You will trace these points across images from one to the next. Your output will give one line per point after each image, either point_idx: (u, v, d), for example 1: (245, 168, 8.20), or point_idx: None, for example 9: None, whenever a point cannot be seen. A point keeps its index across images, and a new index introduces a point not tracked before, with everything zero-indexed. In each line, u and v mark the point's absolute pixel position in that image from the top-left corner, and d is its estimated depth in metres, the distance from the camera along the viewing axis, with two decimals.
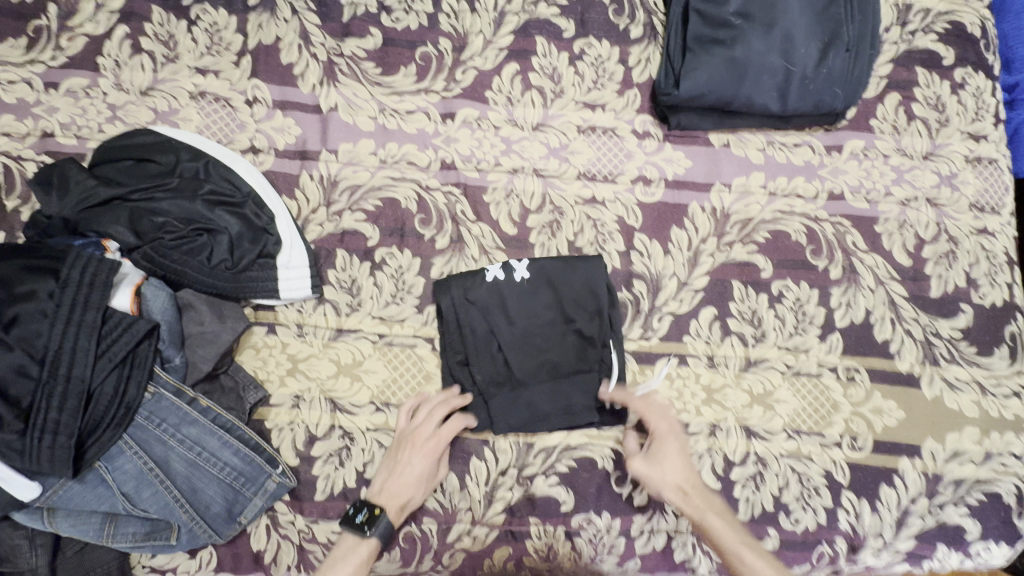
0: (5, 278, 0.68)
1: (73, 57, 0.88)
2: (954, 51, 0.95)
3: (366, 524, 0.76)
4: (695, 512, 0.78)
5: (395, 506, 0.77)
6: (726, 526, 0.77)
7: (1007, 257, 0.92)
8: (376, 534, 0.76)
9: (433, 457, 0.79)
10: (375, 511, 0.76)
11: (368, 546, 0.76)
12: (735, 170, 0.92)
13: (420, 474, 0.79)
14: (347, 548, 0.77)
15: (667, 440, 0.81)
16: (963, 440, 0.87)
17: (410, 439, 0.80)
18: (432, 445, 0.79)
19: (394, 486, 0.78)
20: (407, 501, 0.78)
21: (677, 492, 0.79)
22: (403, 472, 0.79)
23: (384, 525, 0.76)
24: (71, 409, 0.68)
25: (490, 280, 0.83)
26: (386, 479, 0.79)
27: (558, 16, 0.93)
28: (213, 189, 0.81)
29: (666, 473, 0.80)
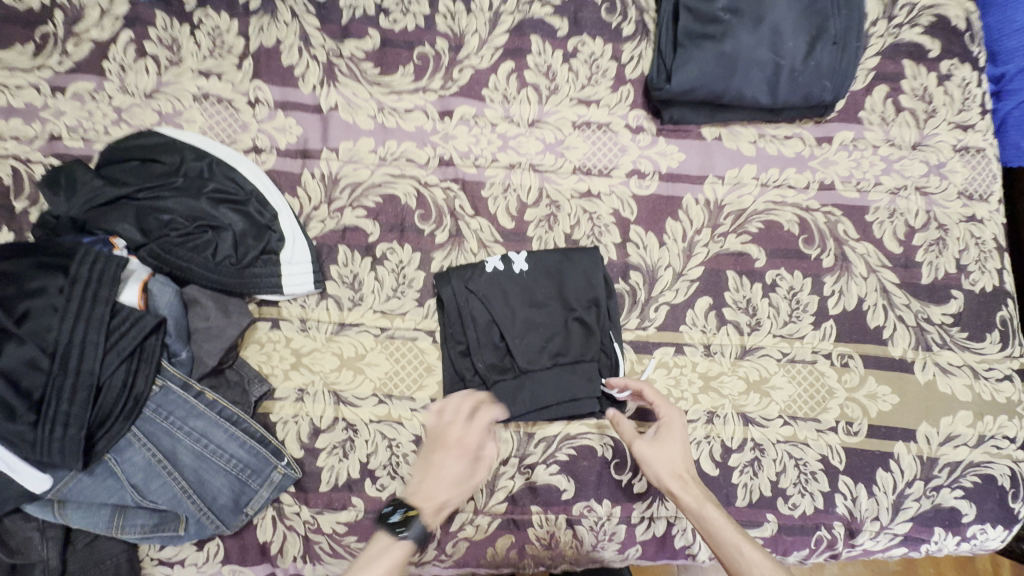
0: (17, 275, 0.70)
1: (79, 62, 0.91)
2: (940, 43, 0.97)
3: (401, 524, 0.71)
4: (694, 501, 0.74)
5: (432, 507, 0.73)
6: (726, 520, 0.73)
7: (996, 244, 0.93)
8: (412, 535, 0.70)
9: (470, 452, 0.77)
10: (411, 512, 0.72)
11: (400, 549, 0.70)
12: (727, 162, 0.94)
13: (457, 472, 0.76)
14: (378, 552, 0.70)
15: (674, 425, 0.79)
16: (956, 424, 0.89)
17: (445, 436, 0.78)
18: (468, 440, 0.78)
19: (430, 485, 0.75)
20: (444, 501, 0.74)
21: (677, 480, 0.76)
22: (440, 470, 0.76)
23: (420, 525, 0.71)
24: (81, 401, 0.70)
25: (490, 270, 0.86)
26: (421, 479, 0.76)
27: (552, 15, 0.95)
28: (217, 188, 0.83)
29: (666, 458, 0.77)
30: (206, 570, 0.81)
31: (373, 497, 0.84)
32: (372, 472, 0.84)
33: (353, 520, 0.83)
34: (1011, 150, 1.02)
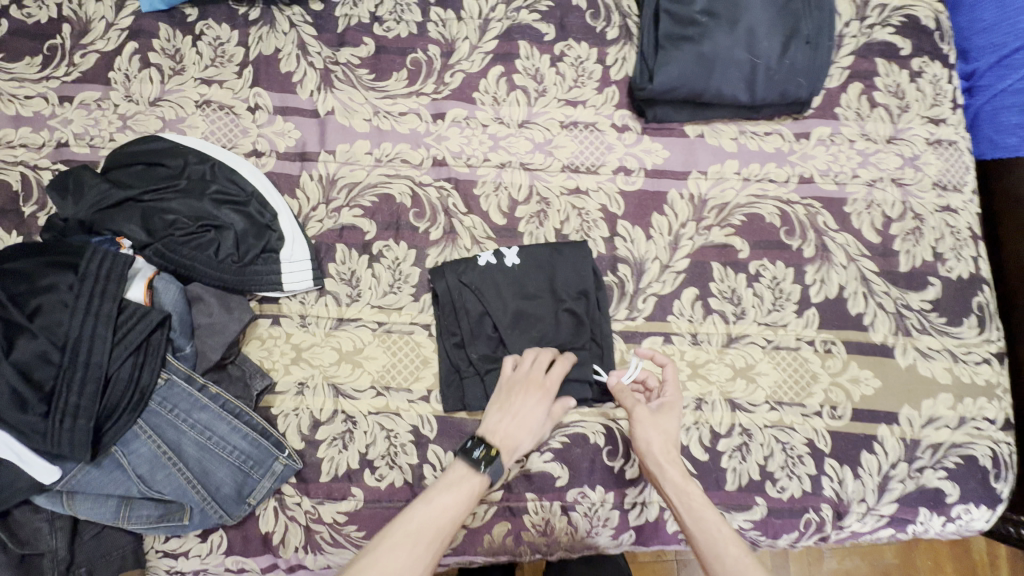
0: (29, 273, 0.74)
1: (86, 73, 0.94)
2: (911, 42, 1.01)
3: (483, 461, 0.76)
4: (678, 477, 0.77)
5: (506, 448, 0.78)
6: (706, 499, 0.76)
7: (971, 232, 0.97)
8: (490, 473, 0.76)
9: (548, 405, 0.81)
10: (492, 451, 0.76)
11: (478, 483, 0.76)
12: (710, 158, 0.97)
13: (534, 421, 0.80)
14: (457, 479, 0.76)
15: (675, 404, 0.83)
16: (937, 407, 0.92)
17: (524, 385, 0.82)
18: (547, 392, 0.81)
19: (509, 428, 0.79)
20: (517, 445, 0.79)
21: (668, 453, 0.79)
22: (520, 415, 0.80)
23: (498, 465, 0.76)
24: (90, 393, 0.73)
25: (482, 265, 0.89)
26: (500, 420, 0.79)
27: (539, 21, 0.99)
28: (219, 189, 0.87)
29: (663, 432, 0.80)
30: (210, 562, 0.83)
31: (372, 487, 0.86)
32: (371, 463, 0.86)
33: (352, 510, 0.85)
34: (984, 143, 1.06)
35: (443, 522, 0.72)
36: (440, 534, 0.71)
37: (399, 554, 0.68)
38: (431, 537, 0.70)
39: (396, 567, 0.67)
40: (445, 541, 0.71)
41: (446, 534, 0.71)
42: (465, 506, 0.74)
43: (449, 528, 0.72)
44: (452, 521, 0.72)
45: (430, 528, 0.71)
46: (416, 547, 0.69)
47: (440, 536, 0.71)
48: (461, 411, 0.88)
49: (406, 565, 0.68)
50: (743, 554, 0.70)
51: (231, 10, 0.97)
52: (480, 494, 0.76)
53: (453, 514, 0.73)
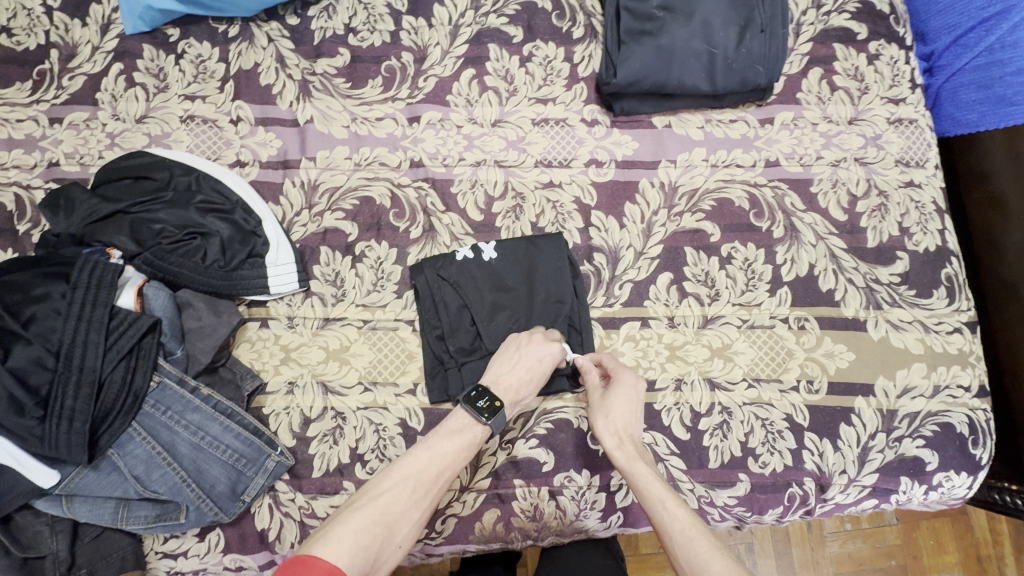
0: (24, 284, 0.78)
1: (74, 95, 0.98)
2: (867, 26, 1.05)
3: (487, 412, 0.79)
4: (624, 460, 0.79)
5: (509, 401, 0.82)
6: (653, 478, 0.77)
7: (936, 206, 1.00)
8: (495, 423, 0.79)
9: (554, 359, 0.84)
10: (497, 403, 0.80)
11: (480, 432, 0.79)
12: (678, 147, 1.01)
13: (540, 373, 0.84)
14: (459, 427, 0.79)
15: (622, 385, 0.84)
16: (912, 376, 0.94)
17: (527, 340, 0.85)
18: (555, 347, 0.85)
19: (515, 380, 0.82)
20: (518, 398, 0.83)
21: (615, 435, 0.81)
22: (528, 368, 0.83)
23: (501, 418, 0.80)
24: (85, 396, 0.76)
25: (460, 259, 0.92)
26: (507, 372, 0.83)
27: (507, 25, 1.03)
28: (205, 199, 0.90)
29: (608, 416, 0.82)
30: (209, 560, 0.85)
31: (363, 480, 0.88)
32: (362, 457, 0.88)
33: (345, 503, 0.87)
34: (947, 121, 1.09)
35: (443, 468, 0.75)
36: (441, 478, 0.75)
37: (400, 497, 0.71)
38: (431, 482, 0.74)
39: (396, 510, 0.70)
40: (443, 485, 0.75)
41: (446, 477, 0.75)
42: (466, 453, 0.78)
43: (449, 473, 0.76)
44: (453, 467, 0.76)
45: (431, 473, 0.74)
46: (416, 491, 0.73)
47: (440, 480, 0.75)
48: (446, 402, 0.91)
49: (405, 508, 0.71)
50: (690, 526, 0.71)
51: (210, 28, 1.02)
52: (482, 442, 0.80)
53: (454, 461, 0.76)
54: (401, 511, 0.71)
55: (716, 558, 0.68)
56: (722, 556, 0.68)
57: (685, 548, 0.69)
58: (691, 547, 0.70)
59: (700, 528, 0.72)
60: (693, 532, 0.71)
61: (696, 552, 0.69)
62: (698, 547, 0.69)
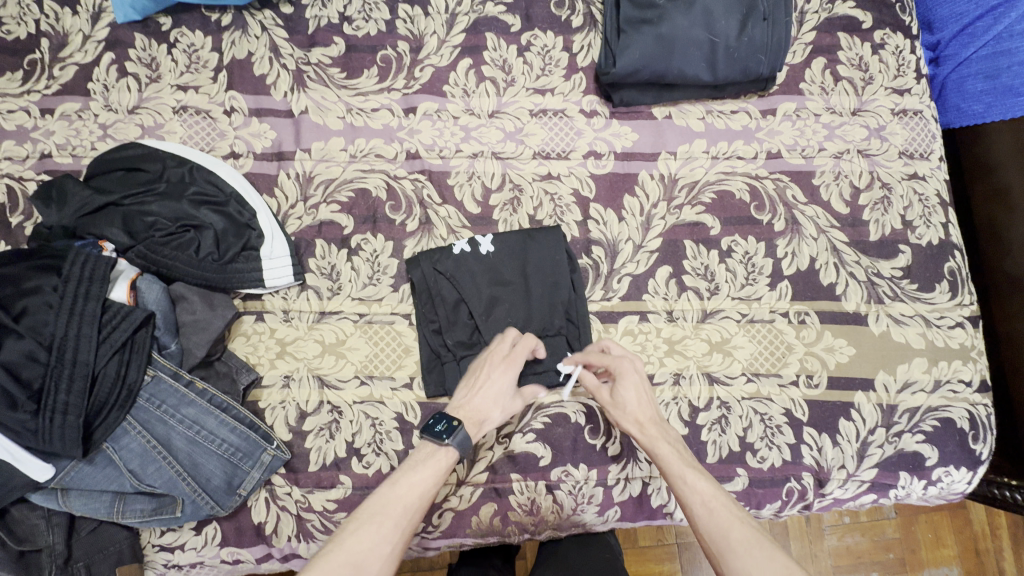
0: (15, 277, 0.77)
1: (65, 85, 0.97)
2: (872, 15, 1.02)
3: (445, 432, 0.77)
4: (647, 440, 0.80)
5: (472, 421, 0.80)
6: (674, 461, 0.78)
7: (939, 199, 0.99)
8: (455, 443, 0.77)
9: (510, 374, 0.82)
10: (454, 422, 0.78)
11: (444, 456, 0.77)
12: (678, 138, 0.99)
13: (498, 389, 0.81)
14: (423, 456, 0.78)
15: (626, 375, 0.82)
16: (913, 371, 0.93)
17: (489, 359, 0.83)
18: (509, 361, 0.83)
19: (474, 402, 0.80)
20: (484, 416, 0.80)
21: (637, 421, 0.81)
22: (484, 387, 0.81)
23: (463, 434, 0.77)
24: (78, 390, 0.76)
25: (457, 253, 0.91)
26: (466, 396, 0.81)
27: (504, 13, 1.01)
28: (198, 191, 0.89)
29: (623, 408, 0.82)
30: (206, 553, 0.85)
31: (360, 474, 0.87)
32: (358, 451, 0.88)
33: (342, 497, 0.87)
34: (952, 112, 1.07)
35: (410, 498, 0.74)
36: (408, 508, 0.73)
37: (367, 534, 0.70)
38: (399, 513, 0.73)
39: (363, 547, 0.69)
40: (413, 516, 0.73)
41: (414, 509, 0.74)
42: (434, 479, 0.75)
43: (418, 503, 0.74)
44: (421, 495, 0.74)
45: (397, 505, 0.73)
46: (383, 524, 0.71)
47: (410, 510, 0.73)
48: (443, 396, 0.90)
49: (372, 546, 0.70)
50: (709, 504, 0.73)
51: (203, 17, 1.00)
52: (449, 467, 0.77)
53: (420, 490, 0.74)
54: (369, 549, 0.69)
55: (737, 529, 0.70)
56: (741, 525, 0.71)
57: (705, 519, 0.73)
58: (716, 518, 0.72)
59: (721, 499, 0.74)
60: (716, 503, 0.73)
61: (715, 527, 0.72)
62: (722, 518, 0.72)
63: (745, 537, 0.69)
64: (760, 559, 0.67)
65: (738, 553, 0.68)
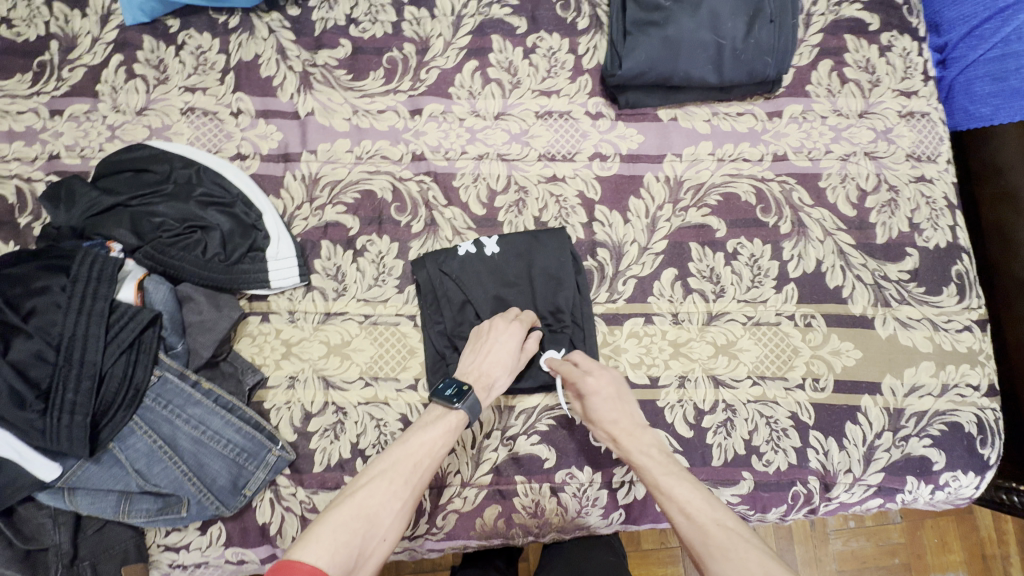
0: (23, 276, 0.78)
1: (74, 86, 0.98)
2: (879, 17, 1.02)
3: (456, 397, 0.78)
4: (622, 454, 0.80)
5: (482, 385, 0.81)
6: (647, 470, 0.77)
7: (947, 202, 0.98)
8: (464, 407, 0.78)
9: (517, 338, 0.84)
10: (465, 387, 0.79)
11: (455, 418, 0.78)
12: (683, 140, 0.99)
13: (507, 355, 0.83)
14: (433, 418, 0.79)
15: (593, 393, 0.82)
16: (920, 374, 0.93)
17: (492, 329, 0.85)
18: (517, 327, 0.85)
19: (483, 366, 0.82)
20: (492, 381, 0.82)
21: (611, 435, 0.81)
22: (492, 352, 0.83)
23: (472, 399, 0.78)
24: (86, 390, 0.76)
25: (463, 254, 0.91)
26: (474, 359, 0.83)
27: (510, 15, 1.01)
28: (205, 191, 0.90)
29: (596, 423, 0.83)
30: (210, 554, 0.85)
31: None
32: (363, 452, 0.88)
33: None
34: (959, 114, 1.06)
35: (421, 457, 0.75)
36: (419, 467, 0.75)
37: (378, 489, 0.71)
38: (409, 472, 0.74)
39: (375, 502, 0.70)
40: (423, 474, 0.75)
41: (425, 467, 0.75)
42: (444, 441, 0.77)
43: (428, 461, 0.75)
44: (431, 455, 0.76)
45: (408, 463, 0.74)
46: (395, 481, 0.73)
47: (419, 469, 0.75)
48: None
49: (384, 500, 0.71)
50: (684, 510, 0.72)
51: (211, 19, 1.00)
52: (458, 428, 0.79)
53: (430, 450, 0.76)
54: (382, 504, 0.71)
55: (713, 531, 0.68)
56: (719, 528, 0.68)
57: (683, 527, 0.71)
58: (693, 522, 0.70)
59: (698, 503, 0.72)
60: (692, 508, 0.71)
61: (693, 532, 0.70)
62: (697, 524, 0.70)
63: (722, 542, 0.67)
64: (738, 562, 0.64)
65: (715, 558, 0.66)
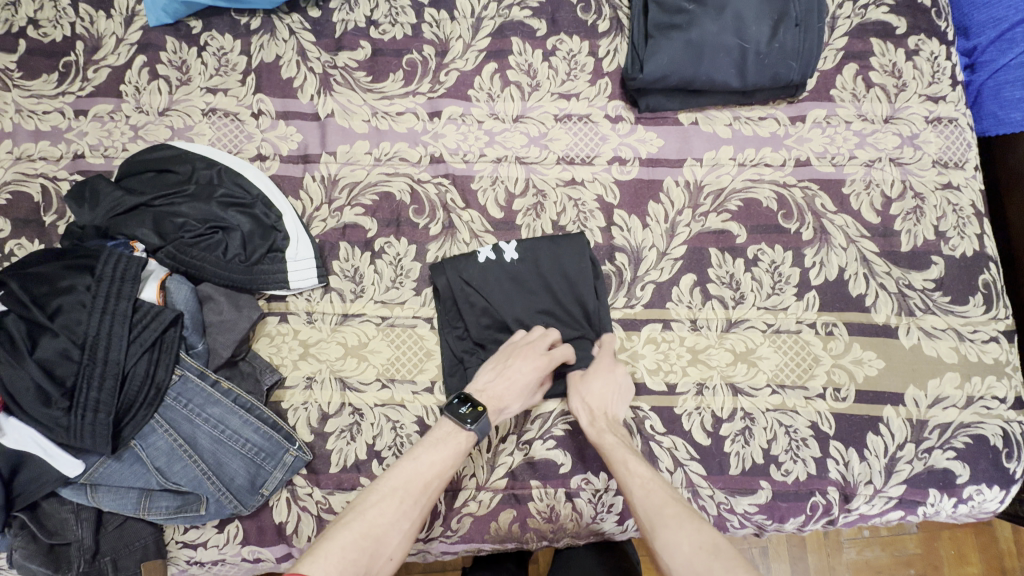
0: (49, 276, 0.79)
1: (99, 87, 0.99)
2: (907, 20, 1.00)
3: (469, 417, 0.80)
4: (596, 431, 0.83)
5: (493, 407, 0.82)
6: (620, 446, 0.81)
7: (974, 209, 0.96)
8: (476, 429, 0.80)
9: (542, 370, 0.84)
10: (479, 409, 0.81)
11: (465, 438, 0.80)
12: (704, 145, 0.98)
13: (525, 384, 0.83)
14: (444, 436, 0.80)
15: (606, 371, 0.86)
16: (944, 386, 0.91)
17: (522, 353, 0.84)
18: (545, 359, 0.84)
19: (498, 388, 0.82)
20: (503, 406, 0.82)
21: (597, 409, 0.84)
22: (512, 376, 0.82)
23: (484, 423, 0.80)
24: (109, 388, 0.77)
25: (481, 261, 0.91)
26: (492, 379, 0.83)
27: (530, 17, 1.01)
28: (227, 193, 0.90)
29: (584, 396, 0.85)
30: (227, 551, 0.86)
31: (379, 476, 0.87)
32: (379, 453, 0.88)
33: None
34: (988, 120, 1.04)
35: (431, 477, 0.77)
36: (429, 486, 0.77)
37: (388, 509, 0.74)
38: (419, 492, 0.76)
39: (384, 521, 0.73)
40: (431, 494, 0.77)
41: (434, 486, 0.77)
42: (454, 461, 0.79)
43: (437, 482, 0.77)
44: (440, 475, 0.78)
45: (418, 483, 0.76)
46: (405, 501, 0.75)
47: (428, 489, 0.77)
48: None
49: (393, 520, 0.74)
50: (648, 483, 0.77)
51: (233, 20, 1.01)
52: (468, 448, 0.81)
53: (440, 470, 0.78)
54: (390, 524, 0.73)
55: (672, 505, 0.75)
56: (674, 503, 0.75)
57: (643, 500, 0.75)
58: (652, 496, 0.76)
59: (658, 481, 0.78)
60: (653, 485, 0.77)
61: (651, 502, 0.75)
62: (658, 497, 0.75)
63: (677, 514, 0.73)
64: (691, 530, 0.71)
65: (671, 528, 0.72)
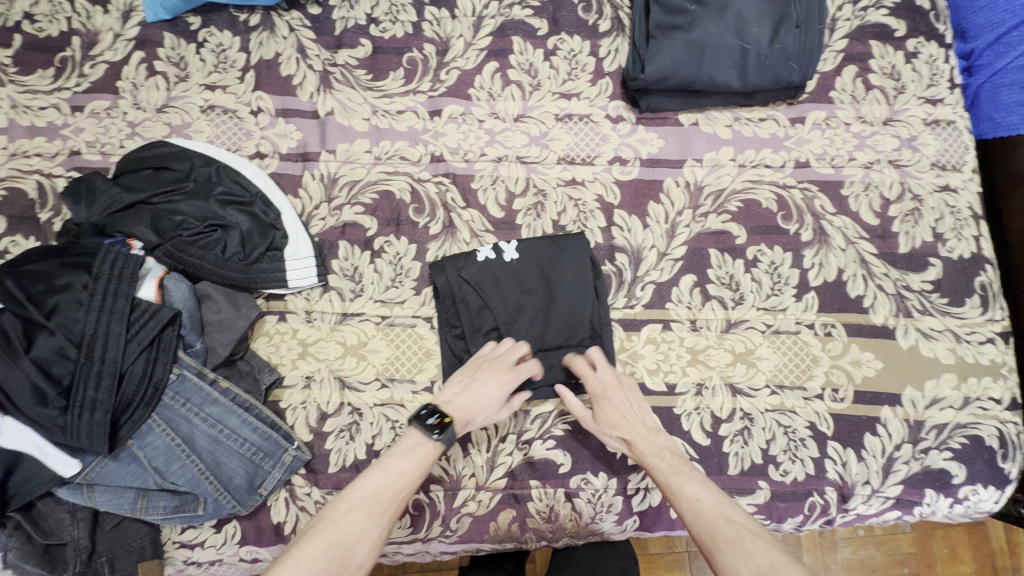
0: (45, 274, 0.78)
1: (95, 82, 0.98)
2: (906, 23, 1.01)
3: (436, 428, 0.79)
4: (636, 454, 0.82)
5: (459, 420, 0.81)
6: (663, 469, 0.80)
7: (972, 211, 0.97)
8: (443, 439, 0.79)
9: (508, 384, 0.83)
10: (445, 419, 0.80)
11: (432, 448, 0.79)
12: (704, 146, 0.98)
13: (490, 398, 0.82)
14: (410, 446, 0.79)
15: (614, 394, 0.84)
16: (941, 387, 0.92)
17: (488, 366, 0.84)
18: (512, 373, 0.84)
19: (464, 401, 0.81)
20: (470, 419, 0.81)
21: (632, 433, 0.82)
22: (477, 389, 0.82)
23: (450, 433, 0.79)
24: (106, 388, 0.76)
25: (481, 260, 0.91)
26: (458, 393, 0.82)
27: (531, 16, 1.01)
28: (225, 190, 0.89)
29: (610, 422, 0.83)
30: (225, 552, 0.85)
31: None
32: (378, 453, 0.88)
33: None
34: (985, 122, 1.04)
35: (399, 486, 0.76)
36: (397, 496, 0.76)
37: (356, 518, 0.73)
38: (387, 501, 0.75)
39: (353, 530, 0.73)
40: (400, 503, 0.76)
41: (402, 496, 0.76)
42: (422, 470, 0.78)
43: (405, 491, 0.76)
44: (407, 485, 0.77)
45: (386, 492, 0.76)
46: (373, 510, 0.74)
47: (397, 498, 0.76)
48: None
49: (361, 529, 0.73)
50: (698, 504, 0.77)
51: (232, 17, 1.00)
52: (433, 459, 0.79)
53: (408, 480, 0.77)
54: (359, 533, 0.73)
55: (726, 526, 0.74)
56: (727, 523, 0.75)
57: (695, 523, 0.75)
58: (703, 519, 0.75)
59: (707, 501, 0.77)
60: (704, 506, 0.76)
61: (705, 523, 0.75)
62: (709, 520, 0.75)
63: (730, 536, 0.73)
64: (750, 552, 0.71)
65: (727, 551, 0.72)
